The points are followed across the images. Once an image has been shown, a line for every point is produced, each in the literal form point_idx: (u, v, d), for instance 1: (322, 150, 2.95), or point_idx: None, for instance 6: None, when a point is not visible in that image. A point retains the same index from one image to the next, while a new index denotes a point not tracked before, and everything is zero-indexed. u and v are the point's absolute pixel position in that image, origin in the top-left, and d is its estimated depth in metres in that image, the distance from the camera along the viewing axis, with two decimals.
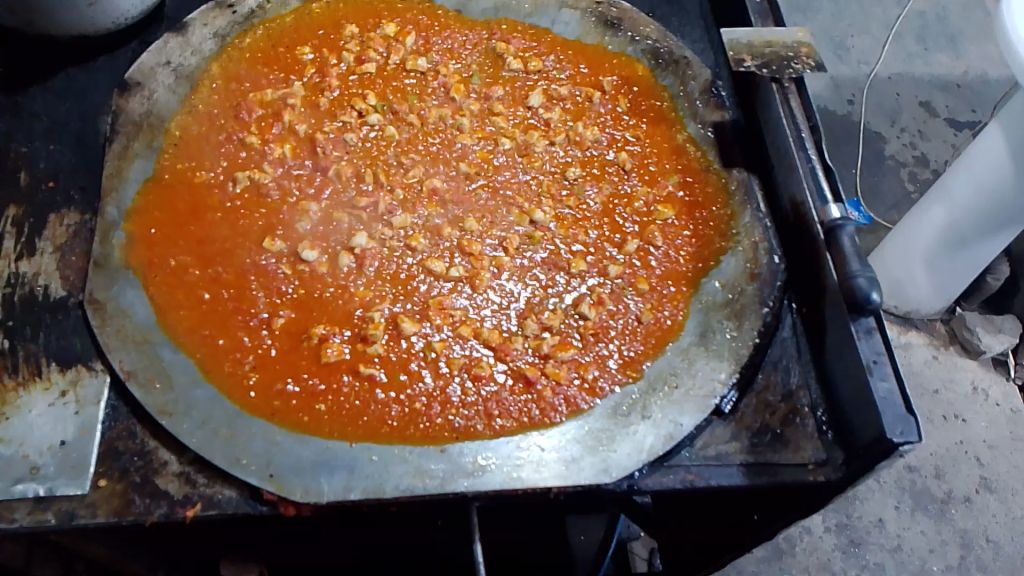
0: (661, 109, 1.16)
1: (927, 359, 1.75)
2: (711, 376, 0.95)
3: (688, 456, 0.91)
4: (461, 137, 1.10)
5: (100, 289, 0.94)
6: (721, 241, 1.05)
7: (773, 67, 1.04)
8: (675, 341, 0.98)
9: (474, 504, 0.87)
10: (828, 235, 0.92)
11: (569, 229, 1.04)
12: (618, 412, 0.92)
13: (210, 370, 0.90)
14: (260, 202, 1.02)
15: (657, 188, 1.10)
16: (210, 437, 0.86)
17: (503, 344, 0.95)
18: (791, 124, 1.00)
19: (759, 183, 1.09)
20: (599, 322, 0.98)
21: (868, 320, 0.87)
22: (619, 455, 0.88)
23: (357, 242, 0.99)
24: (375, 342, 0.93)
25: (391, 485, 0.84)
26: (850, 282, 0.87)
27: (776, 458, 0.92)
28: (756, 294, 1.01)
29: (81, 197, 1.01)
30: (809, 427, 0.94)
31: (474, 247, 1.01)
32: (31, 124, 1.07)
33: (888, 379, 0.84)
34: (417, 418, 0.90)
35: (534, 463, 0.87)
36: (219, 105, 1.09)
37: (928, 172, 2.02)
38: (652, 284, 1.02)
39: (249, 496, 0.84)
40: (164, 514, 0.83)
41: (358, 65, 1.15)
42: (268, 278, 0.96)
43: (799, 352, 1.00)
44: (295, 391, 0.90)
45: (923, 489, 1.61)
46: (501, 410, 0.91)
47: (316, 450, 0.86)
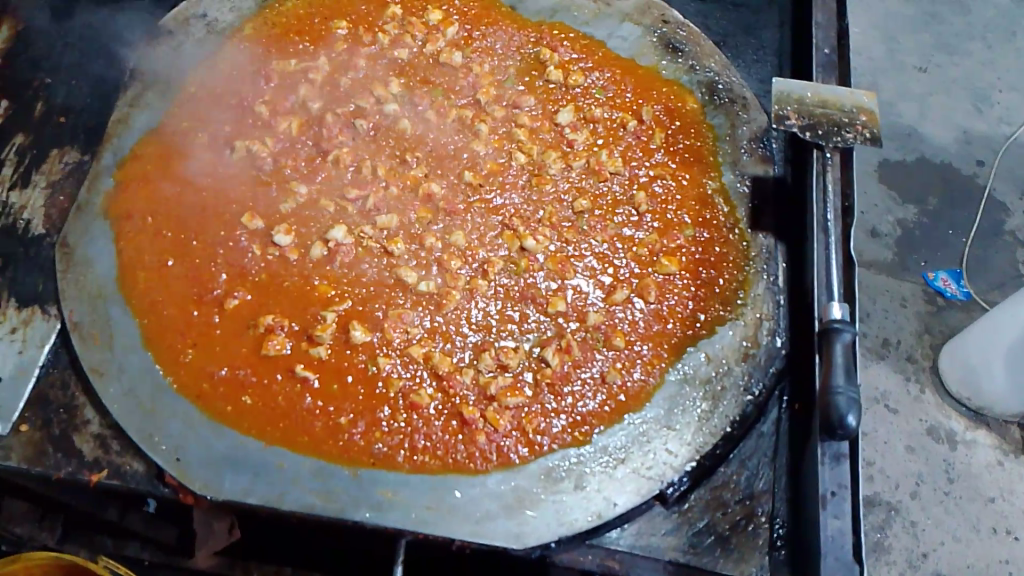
0: (701, 150, 1.06)
1: None
2: (663, 459, 0.87)
3: (617, 537, 0.84)
4: (474, 144, 1.04)
5: (74, 235, 0.94)
6: (721, 310, 0.95)
7: (821, 130, 0.92)
8: (637, 411, 0.89)
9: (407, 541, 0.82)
10: (822, 337, 0.79)
11: (559, 264, 0.96)
12: (552, 476, 0.85)
13: (151, 338, 0.89)
14: (253, 174, 0.99)
15: (668, 238, 0.99)
16: (131, 406, 0.85)
17: (450, 374, 0.89)
18: (820, 198, 0.88)
19: (784, 253, 0.99)
20: (560, 372, 0.90)
21: (841, 445, 0.76)
22: (537, 522, 0.82)
23: (333, 236, 0.95)
24: (319, 344, 0.89)
25: (291, 498, 0.82)
26: (828, 397, 0.76)
27: (714, 565, 0.83)
28: (743, 376, 0.91)
29: (85, 137, 1.02)
30: (761, 539, 0.84)
31: (452, 264, 0.95)
32: (60, 55, 1.07)
33: (842, 517, 0.73)
34: (338, 433, 0.86)
35: (445, 509, 0.82)
36: (240, 67, 1.06)
37: None
38: (629, 342, 0.93)
39: (155, 474, 0.84)
40: (71, 473, 0.84)
41: (391, 48, 1.10)
42: (236, 255, 0.94)
43: (776, 452, 0.89)
44: (225, 377, 0.87)
45: None
46: (426, 446, 0.86)
47: (228, 444, 0.84)
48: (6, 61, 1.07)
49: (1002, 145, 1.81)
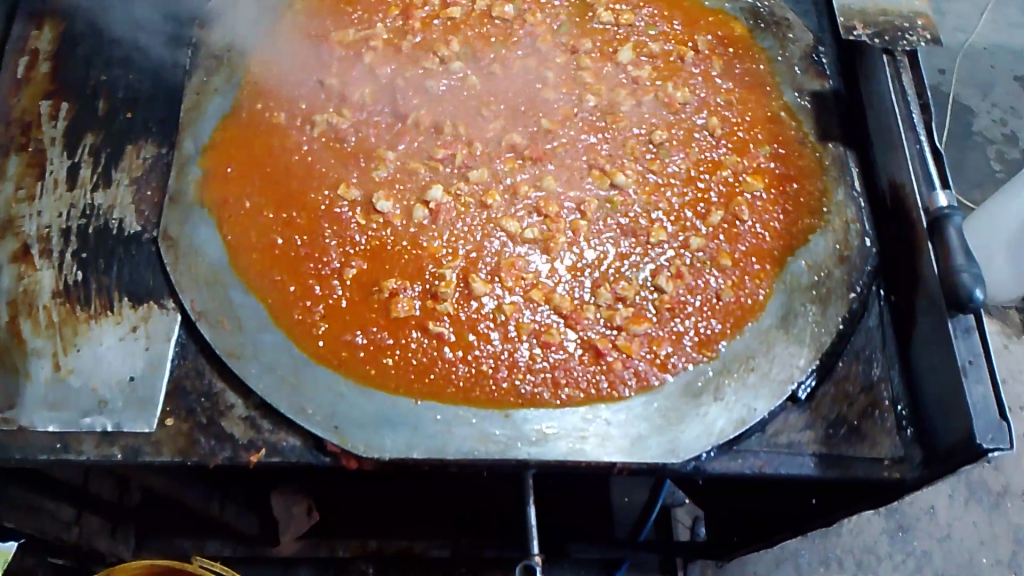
0: (758, 73, 1.10)
1: (997, 348, 1.77)
2: (789, 362, 0.91)
3: (758, 441, 0.89)
4: (545, 91, 1.06)
5: (175, 226, 0.93)
6: (811, 218, 1.00)
7: (887, 37, 0.97)
8: (755, 322, 0.94)
9: (530, 472, 0.86)
10: (933, 225, 0.86)
11: (651, 196, 1.00)
12: (690, 391, 0.89)
13: (279, 316, 0.89)
14: (338, 145, 1.00)
15: (748, 157, 1.03)
16: (277, 383, 0.86)
17: (574, 312, 0.92)
18: (899, 99, 0.94)
19: (856, 159, 1.04)
20: (677, 297, 0.94)
21: (967, 318, 0.82)
22: (688, 436, 0.86)
23: (433, 196, 0.96)
24: (446, 300, 0.91)
25: (454, 448, 0.84)
26: (952, 277, 0.82)
27: (852, 452, 0.89)
28: (844, 278, 0.97)
29: (158, 129, 1.00)
30: (889, 422, 0.91)
31: (551, 209, 0.98)
32: (112, 50, 1.05)
33: (983, 382, 0.80)
34: (483, 380, 0.88)
35: (599, 437, 0.86)
36: (299, 42, 1.06)
37: (1016, 151, 1.98)
38: (735, 260, 0.97)
39: (312, 445, 0.85)
40: (229, 457, 0.84)
41: (443, 8, 1.11)
42: (342, 226, 0.95)
43: (885, 340, 0.95)
44: (363, 343, 0.88)
45: (979, 481, 1.62)
46: (569, 380, 0.89)
47: (380, 406, 0.86)
48: (57, 62, 1.04)
49: (961, 53, 2.08)
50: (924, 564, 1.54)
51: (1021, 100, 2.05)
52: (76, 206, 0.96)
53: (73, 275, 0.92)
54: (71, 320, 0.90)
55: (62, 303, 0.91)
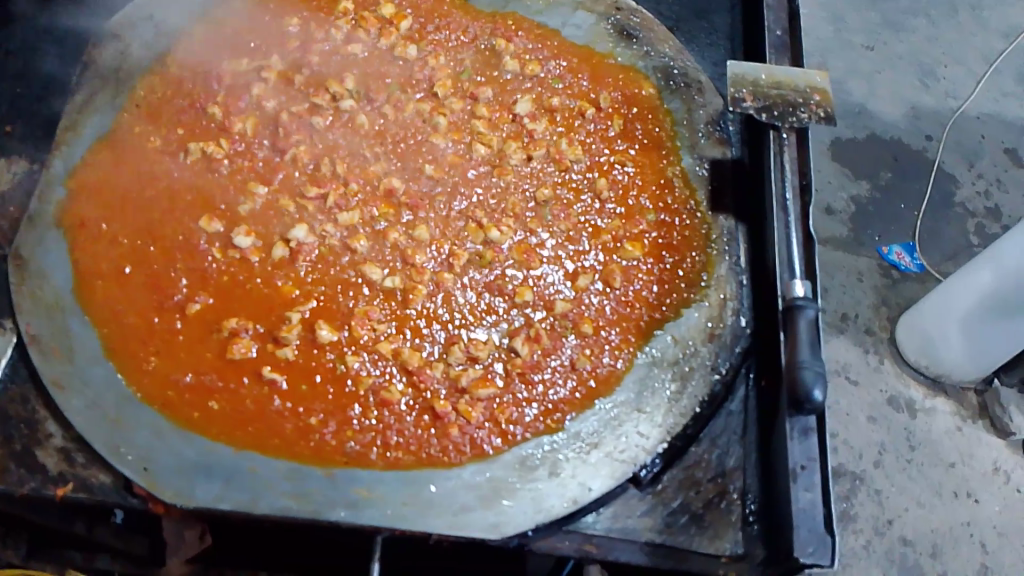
0: (658, 135, 1.06)
1: (949, 429, 1.60)
2: (637, 441, 0.87)
3: (593, 521, 0.85)
4: (433, 136, 1.03)
5: (27, 246, 0.92)
6: (687, 291, 0.96)
7: (776, 111, 0.93)
8: (608, 396, 0.90)
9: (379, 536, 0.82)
10: (787, 315, 0.82)
11: (524, 253, 0.96)
12: (526, 463, 0.85)
13: (114, 349, 0.87)
14: (210, 175, 0.98)
15: (631, 224, 1.00)
16: (97, 419, 0.83)
17: (420, 369, 0.89)
18: (777, 178, 0.90)
19: (745, 234, 1.01)
20: (530, 361, 0.91)
21: (808, 419, 0.78)
22: (514, 511, 0.82)
23: (295, 235, 0.94)
24: (286, 345, 0.88)
25: (265, 503, 0.80)
26: (794, 372, 0.77)
27: (689, 544, 0.84)
28: (710, 356, 0.93)
29: (33, 146, 0.99)
30: (735, 515, 0.86)
31: (417, 259, 0.95)
32: (5, 63, 1.05)
33: (812, 489, 0.76)
34: (310, 434, 0.85)
35: (422, 504, 0.82)
36: (190, 68, 1.05)
37: (997, 226, 1.91)
38: (597, 328, 0.93)
39: (122, 486, 0.82)
40: (35, 489, 0.82)
41: (344, 44, 1.09)
42: (197, 259, 0.92)
43: (745, 429, 0.91)
44: (190, 384, 0.86)
45: (915, 567, 1.45)
46: (400, 441, 0.85)
47: (199, 452, 0.82)
48: None
49: (950, 119, 2.03)
50: None
51: (1007, 173, 1.99)
52: None
53: None
54: None
55: None
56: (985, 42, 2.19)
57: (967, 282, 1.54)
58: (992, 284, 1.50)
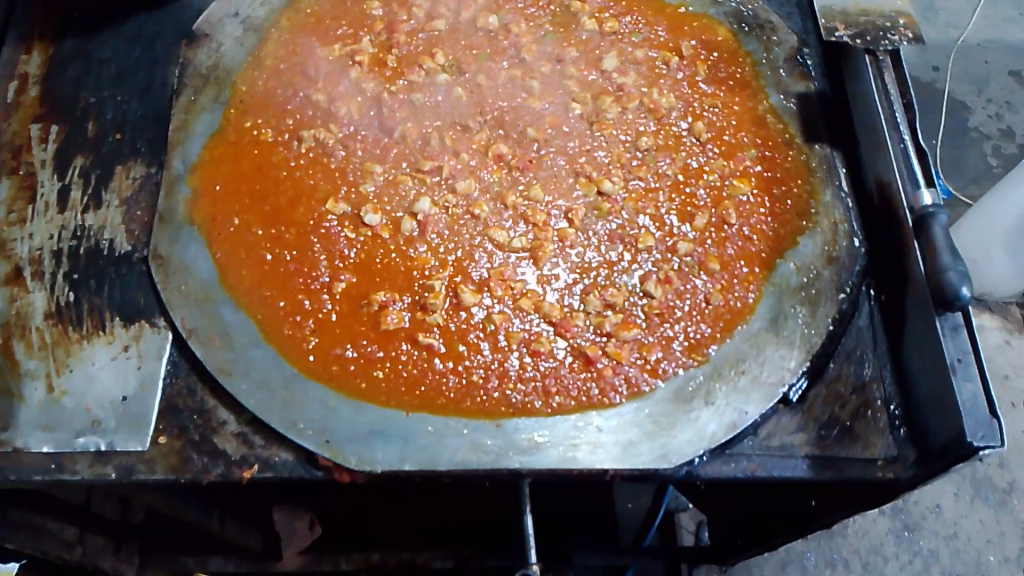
0: (743, 76, 1.10)
1: (999, 344, 1.76)
2: (780, 364, 0.91)
3: (750, 444, 0.89)
4: (530, 100, 1.06)
5: (164, 245, 0.94)
6: (799, 220, 1.00)
7: (868, 37, 0.98)
8: (745, 324, 0.94)
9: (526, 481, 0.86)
10: (918, 224, 0.87)
11: (638, 202, 1.00)
12: (681, 395, 0.89)
13: (269, 332, 0.90)
14: (326, 160, 1.00)
15: (734, 161, 1.04)
16: (268, 399, 0.86)
17: (564, 320, 0.92)
18: (883, 100, 0.94)
19: (843, 160, 1.04)
20: (665, 302, 0.94)
21: (956, 316, 0.83)
22: (679, 441, 0.86)
23: (420, 208, 0.97)
24: (435, 311, 0.91)
25: (445, 459, 0.84)
26: (939, 275, 0.83)
27: (845, 453, 0.88)
28: (833, 278, 0.97)
29: (147, 149, 1.01)
30: (881, 422, 0.90)
31: (539, 218, 0.98)
32: (100, 72, 1.06)
33: (972, 379, 0.80)
34: (473, 391, 0.88)
35: (591, 444, 0.85)
36: (286, 59, 1.07)
37: (1013, 146, 1.98)
38: (724, 263, 0.97)
39: (305, 460, 0.85)
40: (221, 474, 0.84)
41: (428, 21, 1.12)
42: (331, 241, 0.95)
43: (876, 341, 0.95)
44: (352, 356, 0.89)
45: (985, 478, 1.62)
46: (560, 388, 0.89)
47: (372, 419, 0.86)
48: (47, 87, 1.06)
49: (954, 50, 2.09)
50: (931, 564, 1.54)
51: (1016, 94, 2.05)
52: (66, 228, 0.97)
53: (65, 297, 0.93)
54: (64, 341, 0.91)
55: (54, 324, 0.92)
56: None
57: (1008, 201, 1.60)
58: None
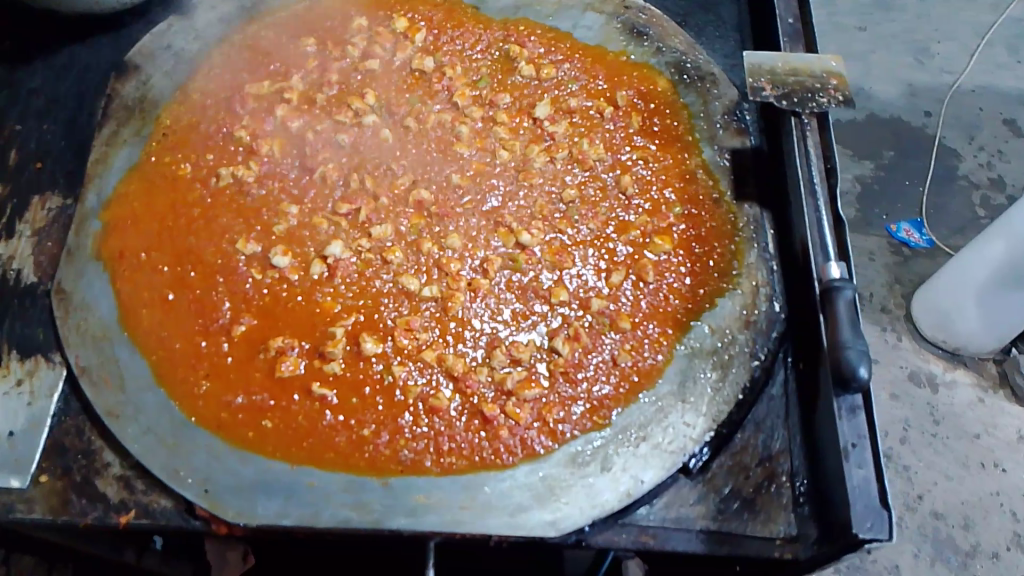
0: (677, 129, 1.08)
1: (971, 401, 1.68)
2: (683, 432, 0.89)
3: (647, 513, 0.86)
4: (457, 145, 1.05)
5: (69, 280, 0.93)
6: (719, 281, 0.98)
7: (795, 98, 0.95)
8: (651, 389, 0.91)
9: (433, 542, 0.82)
10: (824, 296, 0.83)
11: (556, 254, 0.98)
12: (577, 460, 0.87)
13: (163, 375, 0.89)
14: (242, 199, 0.99)
15: (658, 217, 1.02)
16: (153, 445, 0.85)
17: (465, 375, 0.90)
18: (803, 163, 0.92)
19: (771, 220, 1.02)
20: (572, 360, 0.92)
21: (855, 398, 0.80)
22: (570, 508, 0.83)
23: (331, 252, 0.95)
24: (333, 360, 0.89)
25: (327, 515, 0.81)
26: (839, 351, 0.79)
27: (743, 528, 0.85)
28: (747, 343, 0.94)
29: (65, 181, 1.01)
30: (785, 498, 0.87)
31: (452, 267, 0.96)
32: (28, 100, 1.06)
33: (865, 466, 0.77)
34: (364, 445, 0.86)
35: (479, 508, 0.83)
36: (213, 94, 1.06)
37: (1001, 197, 1.94)
38: (634, 323, 0.95)
39: (184, 509, 0.83)
40: (99, 518, 0.83)
41: (362, 61, 1.11)
42: (236, 283, 0.94)
43: (787, 412, 0.92)
44: (242, 404, 0.87)
45: (947, 539, 1.54)
46: (452, 447, 0.87)
47: (256, 470, 0.84)
48: None
49: (947, 95, 2.05)
50: None
51: (1008, 143, 2.01)
52: None
53: None
54: None
55: None
56: (972, 15, 2.18)
57: (981, 256, 1.60)
58: (1005, 256, 1.55)
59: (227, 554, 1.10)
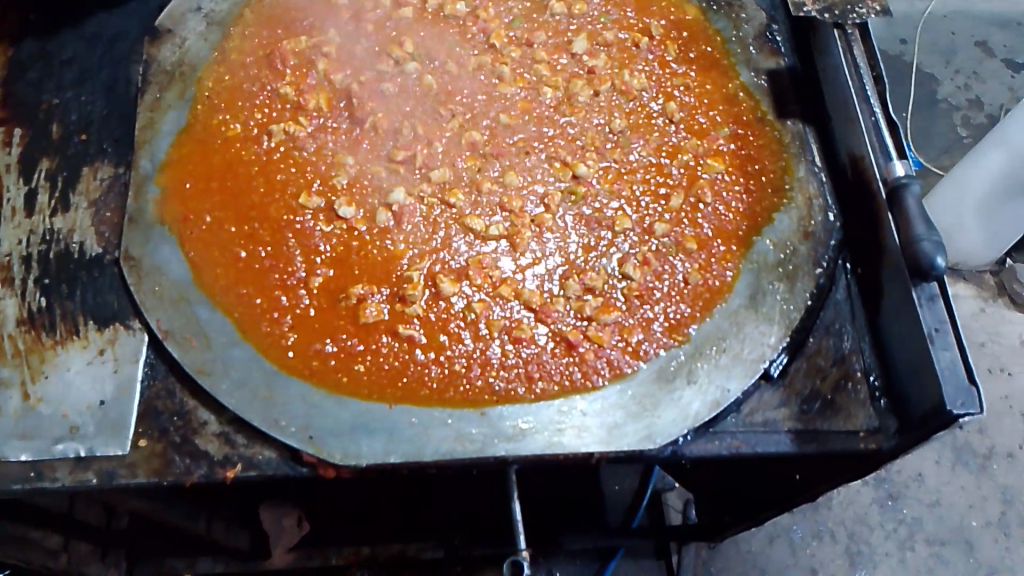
0: (713, 55, 1.10)
1: (974, 312, 1.78)
2: (761, 341, 0.92)
3: (734, 422, 0.89)
4: (501, 86, 1.06)
5: (136, 246, 0.93)
6: (774, 196, 1.00)
7: (836, 12, 0.98)
8: (724, 303, 0.94)
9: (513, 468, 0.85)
10: (892, 195, 0.89)
11: (614, 184, 1.00)
12: (664, 375, 0.89)
13: (247, 329, 0.89)
14: (297, 153, 0.99)
15: (708, 140, 1.04)
16: (248, 398, 0.86)
17: (544, 306, 0.92)
18: (853, 73, 0.96)
19: (815, 136, 1.04)
20: (644, 284, 0.94)
21: (931, 286, 0.84)
22: (663, 421, 0.86)
23: (395, 199, 0.96)
24: (414, 302, 0.90)
25: (431, 449, 0.83)
26: (914, 246, 0.84)
27: (827, 425, 0.89)
28: (810, 253, 0.97)
29: (113, 149, 0.99)
30: (862, 393, 0.91)
31: (515, 204, 0.97)
32: (62, 72, 1.04)
33: (950, 349, 0.81)
34: (457, 380, 0.88)
35: (576, 428, 0.85)
36: (252, 53, 1.06)
37: (982, 115, 1.99)
38: (701, 244, 0.97)
39: (288, 457, 0.84)
40: (205, 475, 0.84)
41: (394, 9, 1.11)
42: (306, 236, 0.94)
43: (854, 314, 0.95)
44: (333, 351, 0.88)
45: (965, 445, 1.64)
46: (543, 374, 0.89)
47: (355, 413, 0.85)
48: (8, 89, 1.04)
49: (921, 21, 2.10)
50: (915, 530, 1.57)
51: (983, 64, 2.06)
52: (35, 232, 0.95)
53: (37, 302, 0.92)
54: (38, 348, 0.89)
55: (27, 331, 0.90)
56: None
57: (979, 169, 1.62)
58: (1006, 167, 1.59)
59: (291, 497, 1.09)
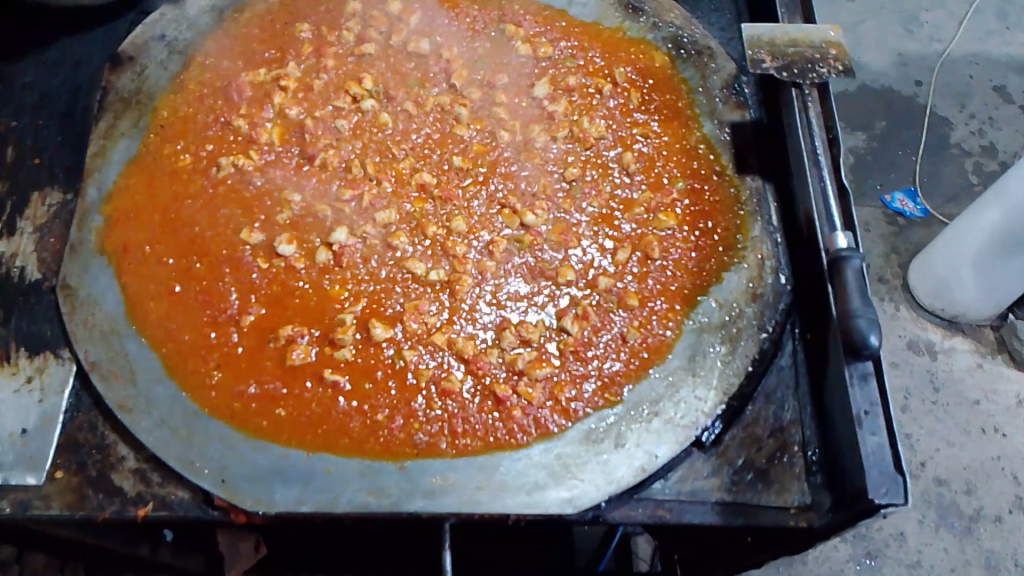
0: (677, 104, 1.08)
1: (970, 367, 1.67)
2: (695, 406, 0.89)
3: (661, 488, 0.85)
4: (457, 128, 1.04)
5: (73, 276, 0.93)
6: (725, 254, 0.98)
7: (795, 69, 0.96)
8: (661, 364, 0.92)
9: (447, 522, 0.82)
10: (833, 266, 0.86)
11: (562, 234, 0.98)
12: (591, 437, 0.87)
13: (173, 366, 0.89)
14: (243, 188, 0.99)
15: (662, 193, 1.02)
16: (166, 437, 0.85)
17: (476, 356, 0.90)
18: (805, 134, 0.95)
19: (774, 193, 1.01)
20: (581, 338, 0.92)
21: (865, 365, 0.82)
22: (586, 485, 0.83)
23: (335, 238, 0.95)
24: (343, 346, 0.89)
25: (344, 500, 0.81)
26: (849, 321, 0.80)
27: (757, 499, 0.84)
28: (754, 317, 0.94)
29: (64, 176, 1.00)
30: (798, 467, 0.86)
31: (458, 250, 0.96)
32: (23, 96, 1.05)
33: (878, 433, 0.79)
34: (378, 430, 0.87)
35: (496, 487, 0.83)
36: (210, 84, 1.06)
37: (995, 163, 1.92)
38: (642, 300, 0.95)
39: (201, 500, 0.83)
40: (116, 512, 0.83)
41: (357, 45, 1.11)
42: (243, 273, 0.94)
43: (797, 382, 0.91)
44: (255, 393, 0.88)
45: (951, 505, 1.53)
46: (466, 428, 0.87)
47: (272, 459, 0.84)
48: None
49: (937, 63, 2.04)
50: None
51: (999, 110, 2.00)
52: None
53: None
54: None
55: None
56: None
57: (976, 222, 1.57)
58: (1001, 224, 1.52)
59: (240, 546, 1.06)
